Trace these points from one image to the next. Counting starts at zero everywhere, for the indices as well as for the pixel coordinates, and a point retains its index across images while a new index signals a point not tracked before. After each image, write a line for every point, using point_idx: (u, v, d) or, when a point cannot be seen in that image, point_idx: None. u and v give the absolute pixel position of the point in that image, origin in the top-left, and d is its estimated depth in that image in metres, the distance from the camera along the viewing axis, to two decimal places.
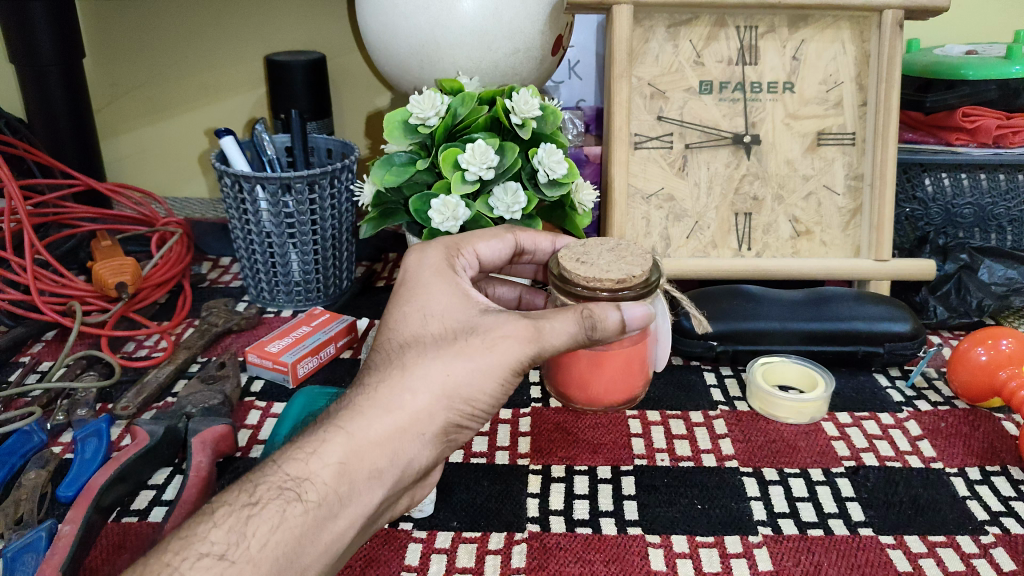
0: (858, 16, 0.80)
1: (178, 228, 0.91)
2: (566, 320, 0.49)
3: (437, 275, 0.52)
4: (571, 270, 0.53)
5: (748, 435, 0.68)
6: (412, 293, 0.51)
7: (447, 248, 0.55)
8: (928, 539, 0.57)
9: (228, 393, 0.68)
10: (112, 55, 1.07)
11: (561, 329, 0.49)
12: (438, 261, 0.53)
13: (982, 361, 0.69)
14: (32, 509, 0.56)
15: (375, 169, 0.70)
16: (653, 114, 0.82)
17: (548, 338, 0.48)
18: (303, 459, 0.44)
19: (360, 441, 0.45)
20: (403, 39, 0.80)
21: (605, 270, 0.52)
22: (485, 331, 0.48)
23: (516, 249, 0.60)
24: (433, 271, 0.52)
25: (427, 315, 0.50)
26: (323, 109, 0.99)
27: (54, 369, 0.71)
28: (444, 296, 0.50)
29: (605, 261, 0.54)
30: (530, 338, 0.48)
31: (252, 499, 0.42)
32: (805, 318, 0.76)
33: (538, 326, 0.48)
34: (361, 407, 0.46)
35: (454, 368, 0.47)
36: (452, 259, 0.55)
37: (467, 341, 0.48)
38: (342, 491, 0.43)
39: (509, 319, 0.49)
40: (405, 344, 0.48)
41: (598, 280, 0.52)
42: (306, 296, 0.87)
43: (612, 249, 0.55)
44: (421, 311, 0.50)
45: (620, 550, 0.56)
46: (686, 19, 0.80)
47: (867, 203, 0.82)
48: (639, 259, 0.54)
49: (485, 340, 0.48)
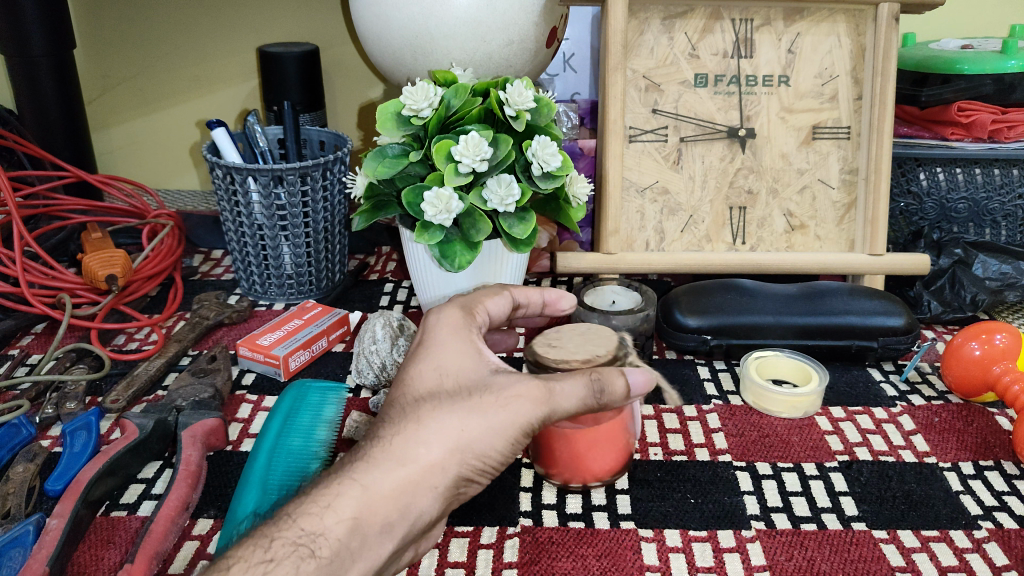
0: (855, 9, 0.80)
1: (169, 220, 0.90)
2: (576, 383, 0.49)
3: (454, 333, 0.52)
4: (541, 354, 0.54)
5: (742, 430, 0.68)
6: (428, 351, 0.51)
7: (462, 307, 0.55)
8: (921, 534, 0.57)
9: (219, 386, 0.68)
10: (104, 46, 1.06)
11: (571, 391, 0.48)
12: (454, 319, 0.53)
13: (976, 355, 0.68)
14: (21, 504, 0.56)
15: (367, 161, 0.69)
16: (648, 106, 0.81)
17: (559, 400, 0.48)
18: (317, 513, 0.43)
19: (373, 494, 0.44)
20: (396, 30, 0.79)
21: (573, 351, 0.54)
22: (499, 389, 0.48)
23: (513, 305, 0.60)
24: (449, 329, 0.52)
25: (442, 372, 0.50)
26: (316, 101, 0.98)
27: (42, 362, 0.70)
28: (460, 356, 0.50)
29: (573, 343, 0.55)
30: (542, 399, 0.48)
31: (268, 555, 0.42)
32: (799, 311, 0.75)
33: (549, 387, 0.48)
34: (374, 458, 0.45)
35: (469, 424, 0.47)
36: (469, 318, 0.54)
37: (481, 398, 0.47)
38: (353, 546, 0.43)
39: (521, 378, 0.48)
40: (420, 400, 0.48)
41: (566, 360, 0.53)
42: (299, 289, 0.86)
43: (579, 334, 0.56)
44: (436, 369, 0.50)
45: (613, 544, 0.56)
46: (681, 12, 0.80)
47: (861, 197, 0.82)
48: (604, 340, 0.55)
49: (498, 398, 0.47)
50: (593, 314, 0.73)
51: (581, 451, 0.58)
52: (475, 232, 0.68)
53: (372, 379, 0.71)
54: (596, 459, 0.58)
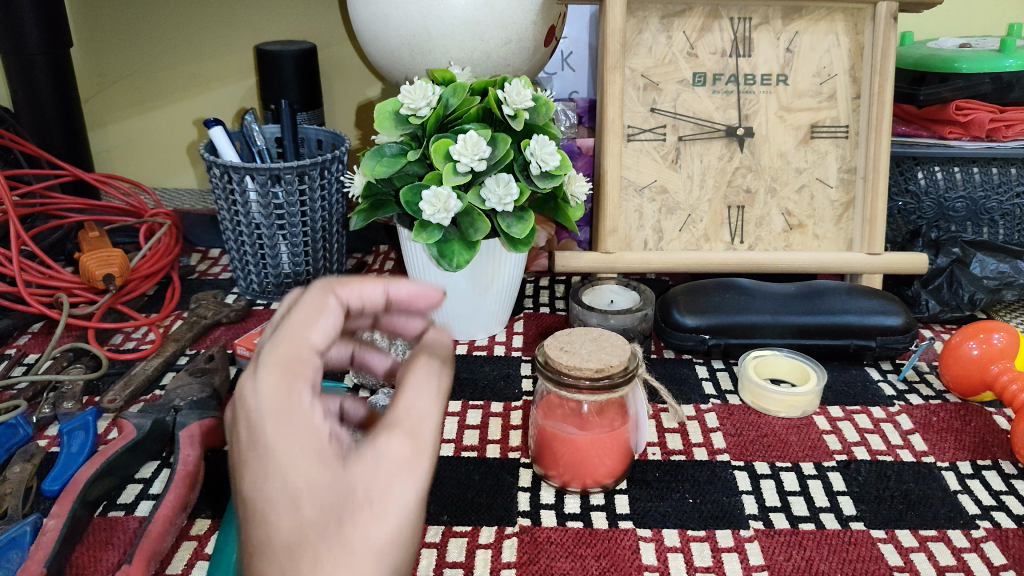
0: (853, 8, 0.80)
1: (166, 219, 0.90)
2: (420, 396, 0.34)
3: (286, 412, 0.31)
4: (556, 359, 0.57)
5: (740, 429, 0.68)
6: (264, 465, 0.30)
7: (287, 362, 0.32)
8: (919, 534, 0.57)
9: (217, 386, 0.67)
10: (101, 44, 1.06)
11: (423, 409, 0.34)
12: (279, 383, 0.32)
13: (974, 355, 0.68)
14: (18, 504, 0.55)
15: (365, 160, 0.69)
16: (647, 105, 0.81)
17: (422, 427, 0.33)
18: None
19: None
20: (394, 29, 0.79)
21: (586, 360, 0.56)
22: (370, 474, 0.30)
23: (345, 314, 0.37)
24: (279, 404, 0.31)
25: (292, 492, 0.29)
26: (313, 100, 0.98)
27: (40, 361, 0.70)
28: (302, 457, 0.30)
29: (587, 350, 0.57)
30: (413, 447, 0.32)
31: None
32: (797, 310, 0.75)
33: (402, 424, 0.33)
34: None
35: (358, 554, 0.29)
36: (302, 371, 0.32)
37: (356, 509, 0.30)
38: None
39: (376, 440, 0.32)
40: (286, 553, 0.29)
41: (578, 370, 0.55)
42: (297, 288, 0.86)
43: (594, 340, 0.59)
44: (285, 487, 0.29)
45: (611, 544, 0.56)
46: (679, 11, 0.79)
47: (859, 196, 0.82)
48: (618, 349, 0.57)
49: (372, 487, 0.30)
50: (592, 314, 0.73)
51: (585, 452, 0.58)
52: (473, 231, 0.68)
53: None
54: (598, 462, 0.59)
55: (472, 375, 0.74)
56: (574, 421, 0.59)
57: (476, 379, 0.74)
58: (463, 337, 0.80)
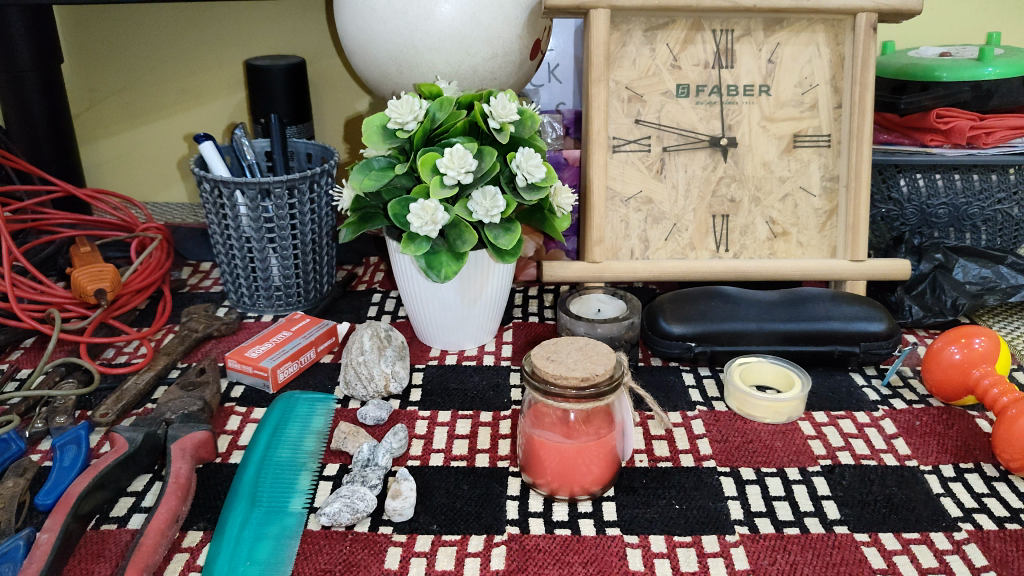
0: (833, 19, 0.81)
1: (157, 234, 0.91)
2: None
3: None
4: (541, 368, 0.57)
5: (726, 436, 0.69)
6: None
7: None
8: (902, 537, 0.58)
9: (208, 399, 0.68)
10: (91, 60, 1.06)
11: None
12: None
13: (955, 360, 0.70)
14: (11, 519, 0.56)
15: (353, 174, 0.70)
16: (631, 117, 0.82)
17: None
18: None
19: None
20: (381, 45, 0.80)
21: (571, 368, 0.57)
22: None
23: None
24: None
25: None
26: (302, 113, 0.99)
27: (32, 376, 0.71)
28: None
29: (572, 359, 0.58)
30: None
31: None
32: (781, 318, 0.76)
33: None
34: None
35: None
36: None
37: None
38: None
39: None
40: None
41: (564, 378, 0.56)
42: (287, 300, 0.87)
43: (580, 349, 0.59)
44: None
45: (599, 551, 0.56)
46: (662, 23, 0.81)
47: (842, 205, 0.84)
48: (603, 358, 0.58)
49: None
50: (579, 323, 0.74)
51: (572, 460, 0.59)
52: (461, 243, 0.69)
53: (361, 391, 0.72)
54: (586, 470, 0.60)
55: (462, 385, 0.75)
56: (561, 430, 0.59)
57: (465, 389, 0.75)
58: (452, 347, 0.81)
